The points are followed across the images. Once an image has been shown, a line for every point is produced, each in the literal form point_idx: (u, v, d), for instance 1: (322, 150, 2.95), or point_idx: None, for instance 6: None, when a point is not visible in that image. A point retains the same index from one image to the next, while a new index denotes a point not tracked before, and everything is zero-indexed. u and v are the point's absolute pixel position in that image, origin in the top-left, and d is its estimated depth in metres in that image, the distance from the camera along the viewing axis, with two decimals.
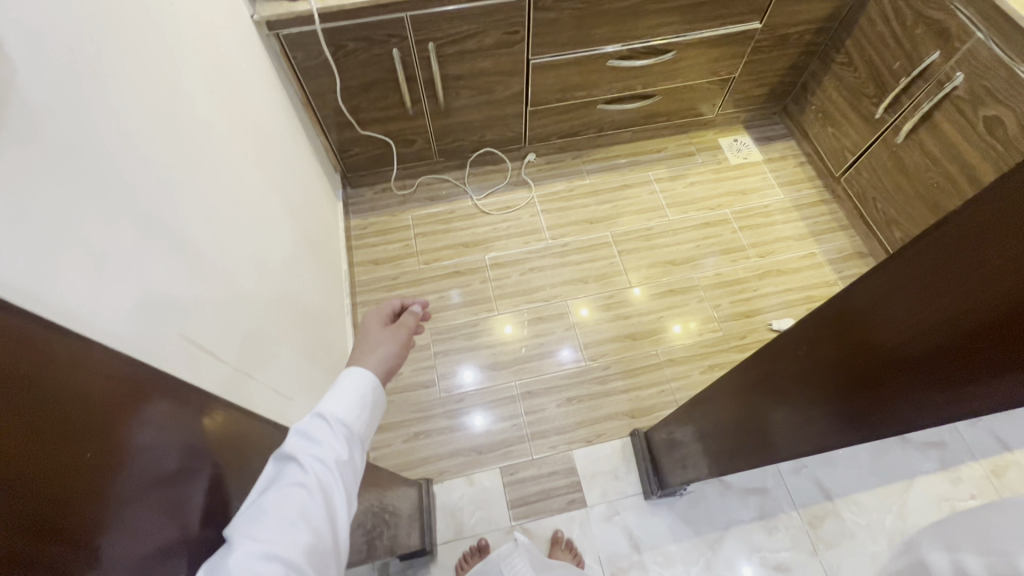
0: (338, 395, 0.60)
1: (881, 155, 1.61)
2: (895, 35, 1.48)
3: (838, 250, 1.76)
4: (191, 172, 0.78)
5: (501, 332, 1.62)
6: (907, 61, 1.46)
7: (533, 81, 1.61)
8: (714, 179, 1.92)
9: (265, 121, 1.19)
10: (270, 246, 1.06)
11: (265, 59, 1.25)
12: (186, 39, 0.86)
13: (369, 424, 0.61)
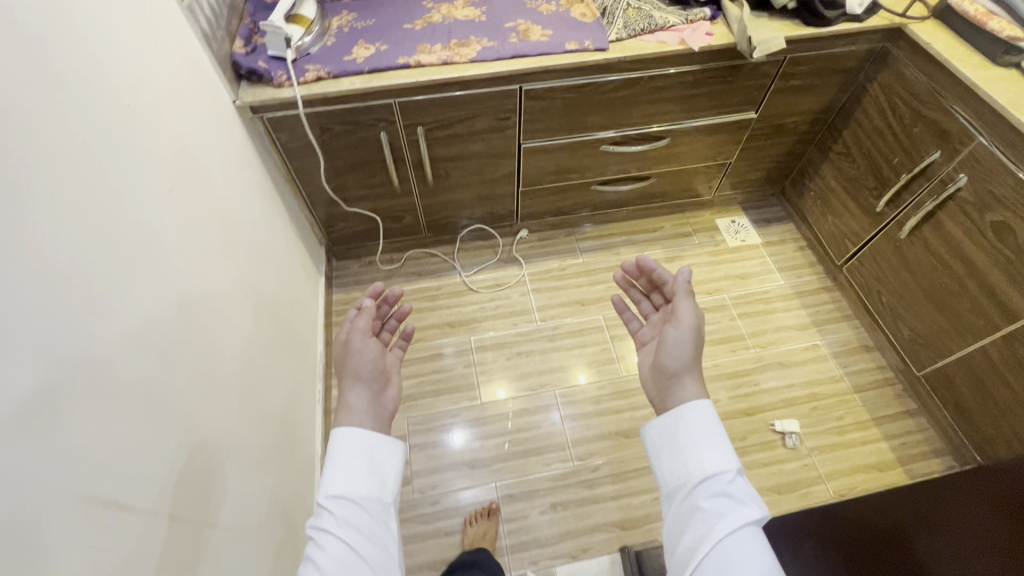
0: (347, 477, 0.76)
1: (885, 249, 1.56)
2: (894, 131, 1.46)
3: (842, 342, 1.68)
4: (103, 262, 0.66)
5: (495, 395, 1.56)
6: (907, 157, 1.43)
7: (524, 164, 1.58)
8: (712, 262, 1.87)
9: (224, 187, 1.08)
10: (211, 330, 0.93)
11: (230, 115, 1.16)
12: (114, 97, 0.75)
13: (383, 477, 0.78)
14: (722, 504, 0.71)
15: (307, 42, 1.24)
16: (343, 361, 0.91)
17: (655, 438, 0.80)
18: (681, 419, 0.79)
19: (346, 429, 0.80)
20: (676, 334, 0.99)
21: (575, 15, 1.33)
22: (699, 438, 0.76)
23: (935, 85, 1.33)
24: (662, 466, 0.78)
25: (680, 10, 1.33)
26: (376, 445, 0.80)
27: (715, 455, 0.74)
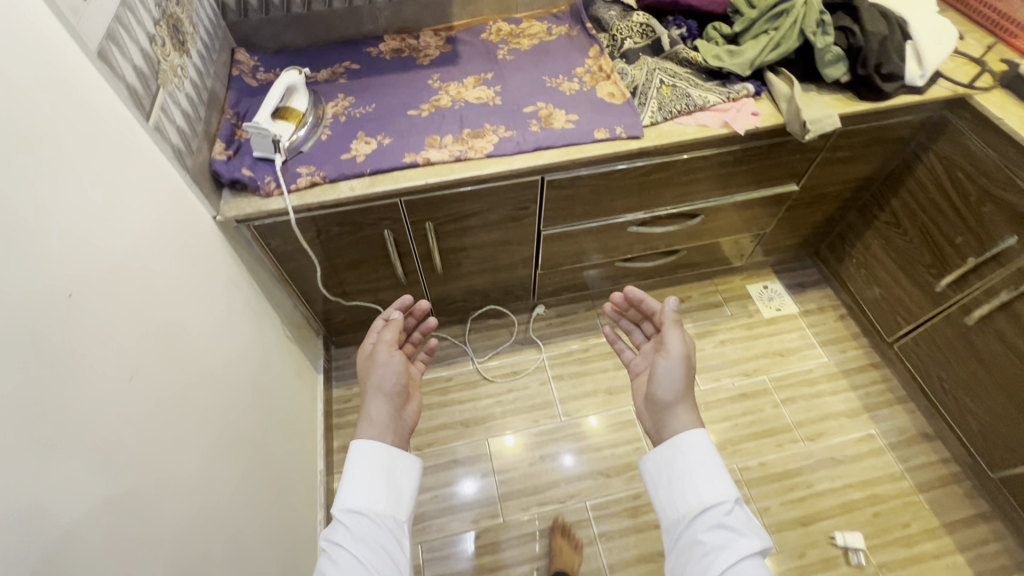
0: (363, 493, 0.81)
1: (947, 332, 1.40)
2: (955, 208, 1.32)
3: (899, 430, 1.52)
4: (22, 561, 0.47)
5: (504, 445, 1.49)
6: (973, 238, 1.29)
7: (544, 248, 1.42)
8: (747, 336, 1.71)
9: (191, 323, 0.86)
10: (186, 535, 0.74)
11: (197, 224, 0.94)
12: (31, 304, 0.54)
13: (400, 494, 0.84)
14: (722, 533, 0.81)
15: (298, 138, 1.08)
16: (368, 372, 0.98)
17: (657, 474, 0.92)
18: (680, 455, 0.90)
19: (362, 441, 0.85)
20: (665, 366, 1.02)
21: (601, 96, 1.18)
22: (697, 472, 0.88)
23: (1008, 163, 1.18)
24: (666, 499, 0.90)
25: (721, 87, 1.18)
26: (394, 460, 0.85)
27: (713, 487, 0.86)
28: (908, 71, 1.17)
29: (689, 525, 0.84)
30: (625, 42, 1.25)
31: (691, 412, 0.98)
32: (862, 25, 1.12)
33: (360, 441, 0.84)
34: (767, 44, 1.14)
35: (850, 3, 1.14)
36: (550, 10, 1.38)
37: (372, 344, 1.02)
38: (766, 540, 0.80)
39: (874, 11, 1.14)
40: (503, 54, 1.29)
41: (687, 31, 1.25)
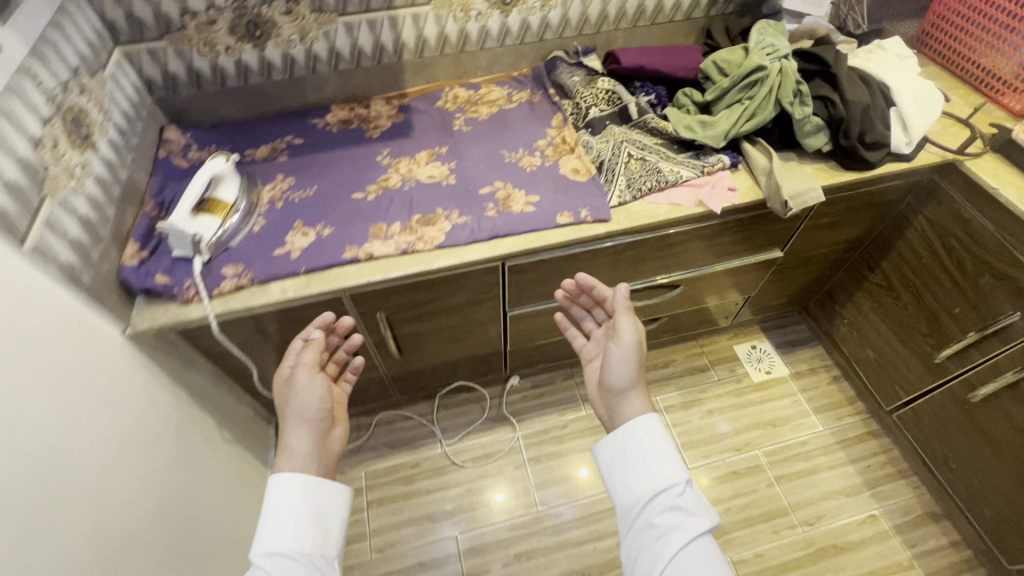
0: (283, 532, 0.74)
1: (949, 407, 1.30)
2: (951, 276, 1.23)
3: (903, 510, 1.41)
4: None
5: (494, 499, 1.42)
6: (972, 309, 1.19)
7: (512, 327, 1.31)
8: (736, 404, 1.60)
9: (86, 491, 0.70)
10: None
11: (100, 364, 0.81)
12: None
13: (326, 525, 0.78)
14: (674, 513, 0.82)
15: (225, 232, 0.96)
16: (287, 401, 0.88)
17: (615, 459, 0.91)
18: (636, 441, 0.90)
19: (283, 475, 0.79)
20: (617, 352, 0.97)
21: (565, 172, 1.08)
22: (651, 453, 0.88)
23: (1006, 236, 1.10)
24: (623, 482, 0.89)
25: (694, 159, 1.09)
26: (318, 493, 0.80)
27: (665, 470, 0.86)
28: (893, 139, 1.09)
29: (644, 511, 0.84)
30: (590, 111, 1.16)
31: (638, 396, 0.96)
32: (842, 94, 1.04)
33: (281, 476, 0.79)
34: (741, 115, 1.05)
35: (828, 69, 1.05)
36: (510, 74, 1.30)
37: (290, 369, 0.91)
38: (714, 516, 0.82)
39: (854, 77, 1.05)
40: (459, 126, 1.19)
41: (656, 97, 1.16)
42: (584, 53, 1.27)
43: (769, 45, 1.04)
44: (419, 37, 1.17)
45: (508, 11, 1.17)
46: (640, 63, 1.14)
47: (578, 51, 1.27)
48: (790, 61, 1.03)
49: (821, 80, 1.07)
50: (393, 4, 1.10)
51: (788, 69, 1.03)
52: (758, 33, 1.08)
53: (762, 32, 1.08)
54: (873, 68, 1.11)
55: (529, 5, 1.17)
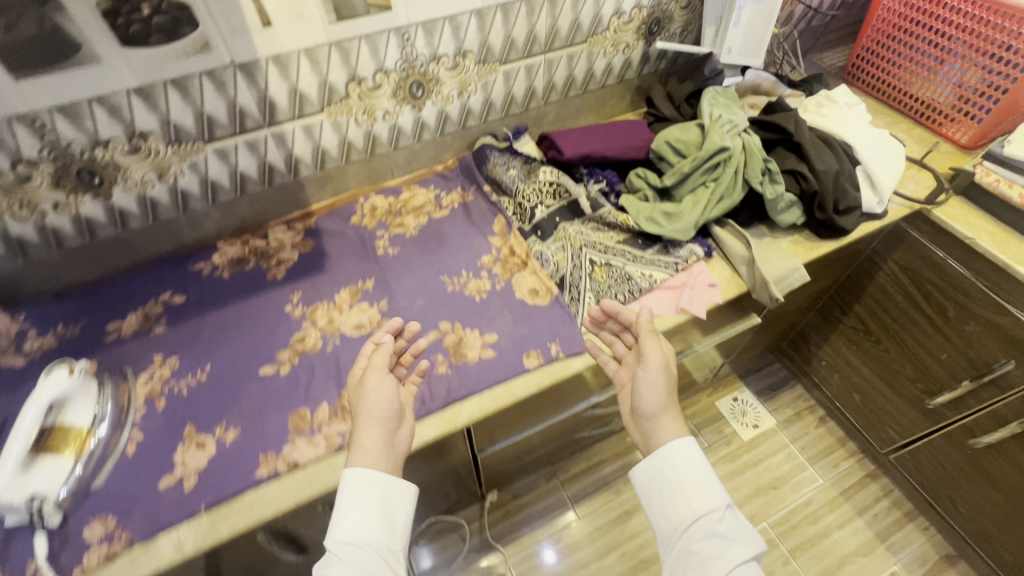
0: (354, 522, 0.62)
1: (951, 452, 1.24)
2: (932, 321, 1.17)
3: (920, 558, 1.34)
4: None
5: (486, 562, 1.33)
6: (961, 356, 1.13)
7: (485, 462, 1.11)
8: (732, 471, 1.49)
9: None
10: None
11: None
12: None
13: (396, 522, 0.65)
14: (715, 543, 0.64)
15: (82, 472, 0.70)
16: (357, 399, 0.69)
17: (646, 482, 0.73)
18: (667, 458, 0.71)
19: (353, 468, 0.65)
20: (646, 379, 0.73)
21: (521, 295, 0.90)
22: (686, 469, 0.70)
23: (988, 284, 1.03)
24: (655, 506, 0.72)
25: (664, 255, 0.94)
26: (387, 489, 0.65)
27: (704, 490, 0.69)
28: (864, 199, 1.00)
29: (679, 538, 0.67)
30: (536, 210, 0.99)
31: (675, 421, 0.74)
32: (809, 164, 0.93)
33: (354, 462, 0.66)
34: (708, 200, 0.92)
35: (790, 138, 0.95)
36: (433, 169, 1.10)
37: (363, 369, 0.72)
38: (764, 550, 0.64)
39: (817, 143, 0.95)
40: (382, 248, 0.98)
41: (607, 184, 1.01)
42: (517, 134, 1.11)
43: (726, 121, 0.92)
44: (317, 149, 0.95)
45: (420, 105, 0.98)
46: (586, 151, 0.98)
47: (508, 135, 1.11)
48: (751, 136, 0.91)
49: (784, 148, 0.96)
50: (276, 119, 0.88)
51: (751, 146, 0.91)
52: (710, 105, 0.96)
53: (712, 104, 0.96)
54: (830, 124, 1.03)
55: (445, 95, 0.99)
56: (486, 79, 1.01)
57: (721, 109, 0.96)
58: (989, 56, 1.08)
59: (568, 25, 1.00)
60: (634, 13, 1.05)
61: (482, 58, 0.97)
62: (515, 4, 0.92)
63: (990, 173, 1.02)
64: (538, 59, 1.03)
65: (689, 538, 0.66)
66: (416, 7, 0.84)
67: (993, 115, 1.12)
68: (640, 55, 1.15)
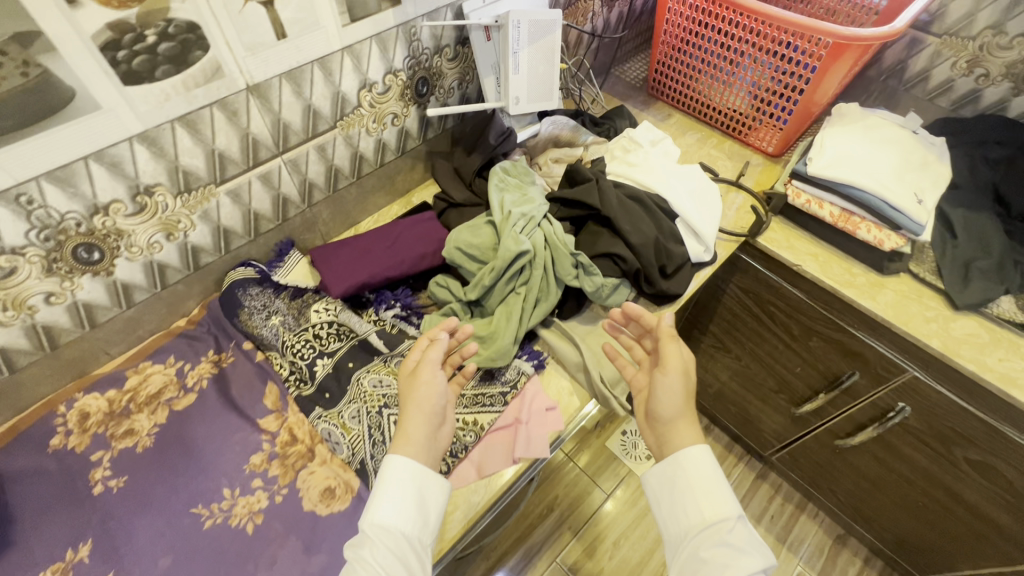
0: (392, 508, 0.58)
1: (821, 451, 1.25)
2: (781, 338, 1.14)
3: (818, 548, 1.37)
4: None
5: None
6: (811, 368, 1.12)
7: None
8: (638, 517, 1.42)
9: None
10: None
11: None
12: None
13: (429, 514, 0.60)
14: (724, 553, 0.59)
15: None
16: (408, 390, 0.64)
17: (656, 484, 0.67)
18: (677, 460, 0.65)
19: (397, 457, 0.61)
20: (663, 384, 0.67)
21: (312, 504, 0.67)
22: (700, 472, 0.64)
23: (823, 306, 0.99)
24: (663, 504, 0.66)
25: (488, 384, 0.77)
26: (426, 479, 0.61)
27: (717, 499, 0.62)
28: (691, 251, 0.89)
29: (688, 547, 0.61)
30: (315, 367, 0.75)
31: (690, 428, 0.67)
32: (624, 239, 0.81)
33: (399, 454, 0.61)
34: (523, 309, 0.76)
35: (596, 212, 0.83)
36: (172, 329, 0.81)
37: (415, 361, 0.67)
38: (772, 565, 0.59)
39: (628, 208, 0.84)
40: (100, 482, 0.68)
41: (402, 306, 0.80)
42: (281, 255, 0.86)
43: (518, 213, 0.76)
44: None
45: (107, 268, 0.69)
46: (360, 280, 0.75)
47: (259, 268, 0.84)
48: (552, 226, 0.78)
49: (595, 223, 0.85)
50: None
51: (554, 237, 0.77)
52: (498, 192, 0.80)
53: (501, 190, 0.80)
54: (639, 175, 0.91)
55: (144, 244, 0.71)
56: (202, 208, 0.74)
57: (513, 195, 0.81)
58: (774, 67, 1.03)
59: (298, 116, 0.76)
60: (388, 81, 0.84)
61: (182, 187, 0.70)
62: (200, 115, 0.65)
63: (801, 194, 0.97)
64: (272, 164, 0.78)
65: (700, 549, 0.60)
66: (15, 159, 0.54)
67: (791, 125, 1.07)
68: (416, 121, 0.94)
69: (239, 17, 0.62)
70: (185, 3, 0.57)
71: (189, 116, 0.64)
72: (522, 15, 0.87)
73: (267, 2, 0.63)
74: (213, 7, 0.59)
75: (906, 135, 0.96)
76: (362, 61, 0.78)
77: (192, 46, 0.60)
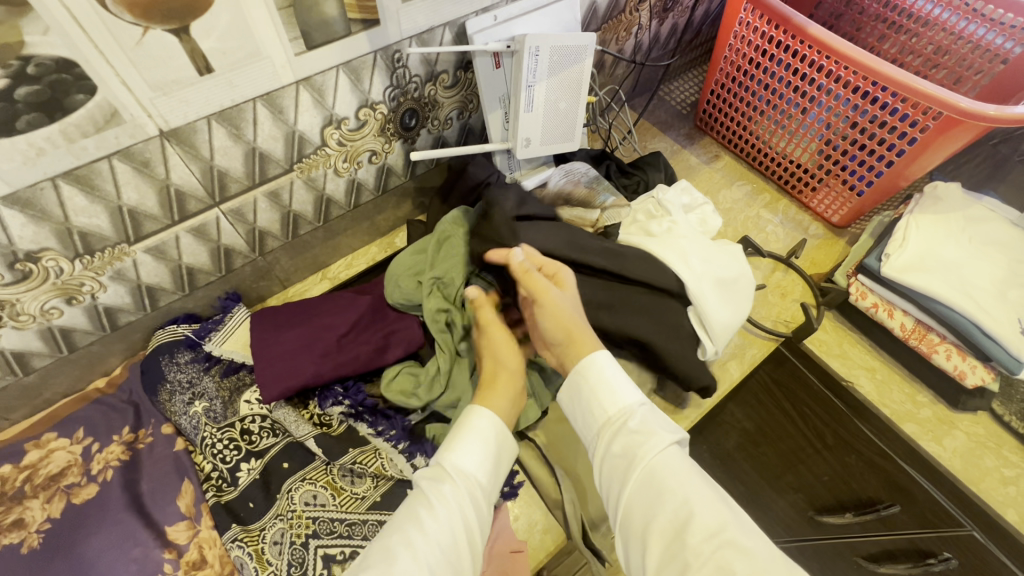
0: (472, 453, 0.48)
1: None
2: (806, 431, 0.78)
3: None
4: None
5: None
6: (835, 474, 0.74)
7: None
8: None
9: None
10: None
11: None
12: None
13: (499, 467, 0.51)
14: (633, 441, 0.47)
15: None
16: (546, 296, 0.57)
17: (570, 404, 0.53)
18: (582, 368, 0.52)
19: (482, 410, 0.51)
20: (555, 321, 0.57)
21: None
22: (600, 368, 0.51)
23: (875, 435, 0.69)
24: (570, 409, 0.53)
25: None
26: (503, 436, 0.51)
27: (623, 388, 0.50)
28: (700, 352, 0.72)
29: (602, 451, 0.49)
30: (238, 472, 0.63)
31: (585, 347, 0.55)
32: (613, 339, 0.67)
33: (486, 407, 0.52)
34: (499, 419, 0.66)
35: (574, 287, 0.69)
36: (90, 391, 0.70)
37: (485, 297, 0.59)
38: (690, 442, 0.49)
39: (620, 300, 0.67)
40: None
41: (351, 403, 0.66)
42: (224, 312, 0.73)
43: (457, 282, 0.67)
44: None
45: None
46: (302, 380, 0.63)
47: (187, 333, 0.70)
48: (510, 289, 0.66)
49: None
50: None
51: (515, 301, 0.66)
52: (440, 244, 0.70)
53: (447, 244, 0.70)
54: (653, 245, 0.71)
55: (36, 312, 0.57)
56: (113, 268, 0.59)
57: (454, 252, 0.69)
58: (855, 126, 0.81)
59: (239, 162, 0.60)
60: (363, 115, 0.66)
61: (80, 249, 0.55)
62: (94, 169, 0.50)
63: (867, 295, 0.78)
64: (207, 215, 0.63)
65: (612, 446, 0.48)
66: None
67: (867, 196, 0.86)
68: (403, 157, 0.77)
69: (138, 50, 0.45)
70: (50, 34, 0.41)
71: (79, 171, 0.49)
72: (543, 40, 0.68)
73: (180, 29, 0.46)
74: (95, 38, 0.43)
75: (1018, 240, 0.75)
76: (326, 95, 0.61)
77: (68, 88, 0.44)
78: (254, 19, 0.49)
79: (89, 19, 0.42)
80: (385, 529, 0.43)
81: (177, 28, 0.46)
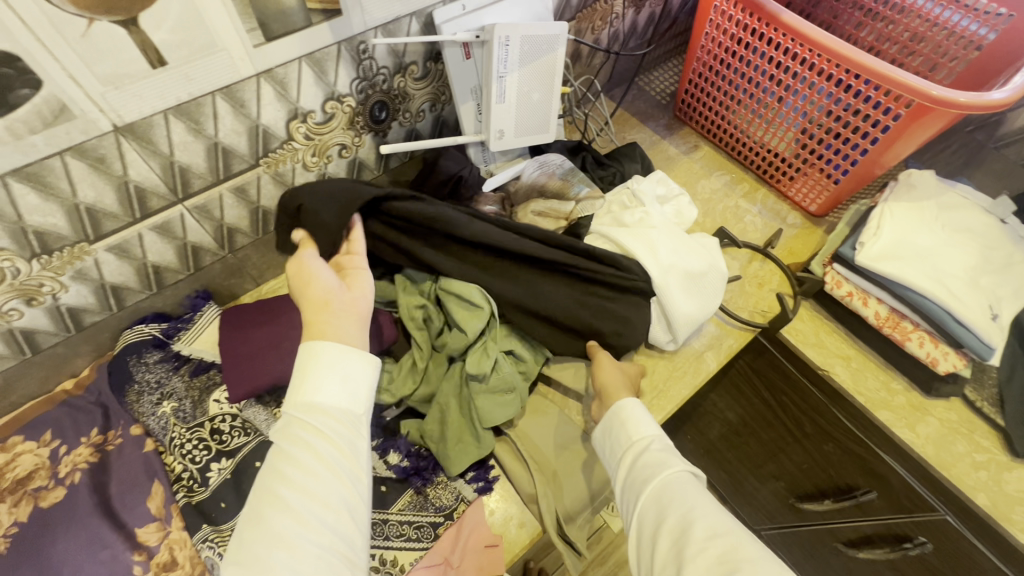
0: (318, 391, 0.45)
1: None
2: (786, 420, 0.80)
3: None
4: None
5: None
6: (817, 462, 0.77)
7: None
8: None
9: None
10: None
11: None
12: None
13: (363, 392, 0.47)
14: (652, 464, 0.48)
15: None
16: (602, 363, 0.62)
17: (601, 439, 0.56)
18: (619, 406, 0.55)
19: (319, 340, 0.47)
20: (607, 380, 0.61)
21: None
22: (632, 407, 0.54)
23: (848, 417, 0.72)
24: (600, 444, 0.56)
25: (418, 511, 0.64)
26: (347, 357, 0.47)
27: (648, 422, 0.53)
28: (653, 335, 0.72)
29: (624, 478, 0.50)
30: (209, 472, 0.62)
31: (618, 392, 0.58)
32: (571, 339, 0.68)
33: (325, 331, 0.48)
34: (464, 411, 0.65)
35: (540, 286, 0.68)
36: (57, 393, 0.69)
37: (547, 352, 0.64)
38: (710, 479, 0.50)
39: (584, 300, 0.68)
40: None
41: None
42: (194, 310, 0.72)
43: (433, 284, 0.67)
44: None
45: None
46: (272, 379, 0.63)
47: (154, 332, 0.69)
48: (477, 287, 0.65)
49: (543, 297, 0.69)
50: None
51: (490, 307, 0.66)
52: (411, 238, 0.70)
53: None
54: (624, 238, 0.70)
55: None
56: (74, 268, 0.58)
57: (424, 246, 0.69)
58: (830, 114, 0.81)
59: (201, 158, 0.59)
60: (330, 108, 0.65)
61: (38, 249, 0.54)
62: (46, 167, 0.49)
63: (842, 284, 0.79)
64: (170, 212, 0.61)
65: (633, 472, 0.49)
66: None
67: (842, 185, 0.86)
68: (374, 150, 0.76)
69: (84, 42, 0.44)
70: None
71: (31, 169, 0.48)
72: (512, 30, 0.67)
73: (128, 21, 0.45)
74: (37, 31, 0.41)
75: (989, 228, 0.75)
76: (289, 87, 0.59)
77: (13, 82, 0.43)
78: (208, 11, 0.48)
79: (31, 13, 0.40)
80: (256, 495, 0.42)
81: (124, 19, 0.44)
